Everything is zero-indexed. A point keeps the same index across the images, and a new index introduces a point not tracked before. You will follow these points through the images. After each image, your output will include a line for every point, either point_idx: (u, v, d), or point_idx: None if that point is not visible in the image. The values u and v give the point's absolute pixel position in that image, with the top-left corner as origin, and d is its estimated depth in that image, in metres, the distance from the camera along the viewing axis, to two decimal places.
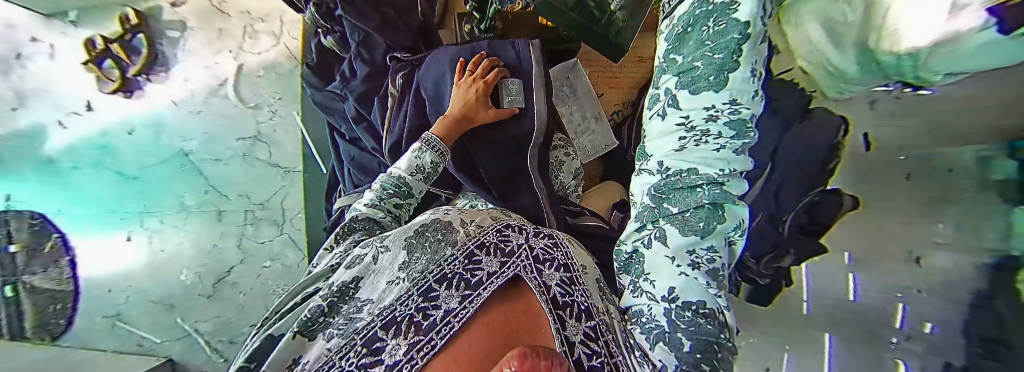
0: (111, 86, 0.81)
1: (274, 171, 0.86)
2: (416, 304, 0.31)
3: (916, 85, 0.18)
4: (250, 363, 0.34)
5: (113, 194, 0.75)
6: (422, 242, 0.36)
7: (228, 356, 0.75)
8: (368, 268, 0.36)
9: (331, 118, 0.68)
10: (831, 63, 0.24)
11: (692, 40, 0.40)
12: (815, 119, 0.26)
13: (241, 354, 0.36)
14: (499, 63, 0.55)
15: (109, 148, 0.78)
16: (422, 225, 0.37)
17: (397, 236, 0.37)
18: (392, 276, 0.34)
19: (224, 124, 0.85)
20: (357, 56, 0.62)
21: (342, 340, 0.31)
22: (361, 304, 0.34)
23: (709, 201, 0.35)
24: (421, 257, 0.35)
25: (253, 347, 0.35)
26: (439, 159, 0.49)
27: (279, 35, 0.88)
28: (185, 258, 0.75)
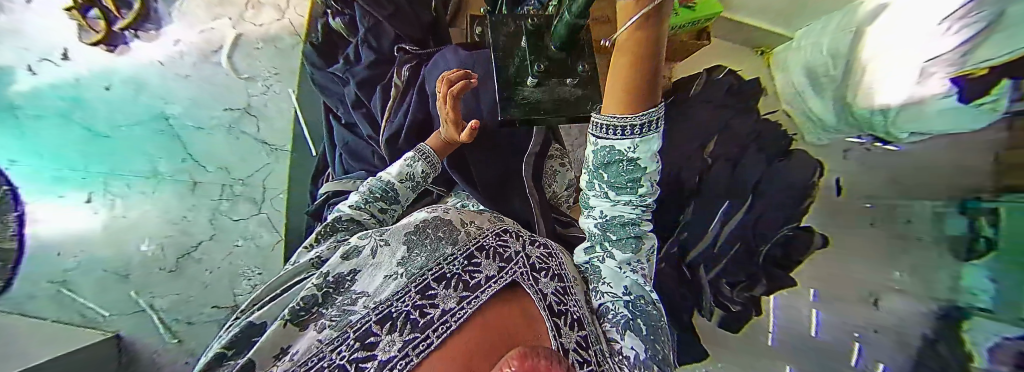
0: (93, 37, 0.76)
1: (259, 148, 0.83)
2: (414, 300, 0.30)
3: (886, 140, 0.20)
4: (228, 351, 0.32)
5: (80, 151, 0.70)
6: (422, 239, 0.35)
7: (182, 338, 0.70)
8: (364, 258, 0.35)
9: (327, 100, 0.66)
10: (811, 110, 0.28)
11: (609, 172, 0.35)
12: (796, 160, 0.28)
13: (213, 346, 0.33)
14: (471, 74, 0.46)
15: (81, 101, 0.73)
16: (422, 223, 0.37)
17: (398, 231, 0.36)
18: (389, 271, 0.33)
19: (213, 91, 0.82)
20: (364, 42, 0.61)
21: (333, 332, 0.30)
22: (354, 296, 0.32)
23: (636, 234, 0.37)
24: (420, 253, 0.34)
25: (237, 332, 0.33)
26: (430, 170, 0.49)
27: (284, 9, 0.88)
28: (151, 226, 0.71)
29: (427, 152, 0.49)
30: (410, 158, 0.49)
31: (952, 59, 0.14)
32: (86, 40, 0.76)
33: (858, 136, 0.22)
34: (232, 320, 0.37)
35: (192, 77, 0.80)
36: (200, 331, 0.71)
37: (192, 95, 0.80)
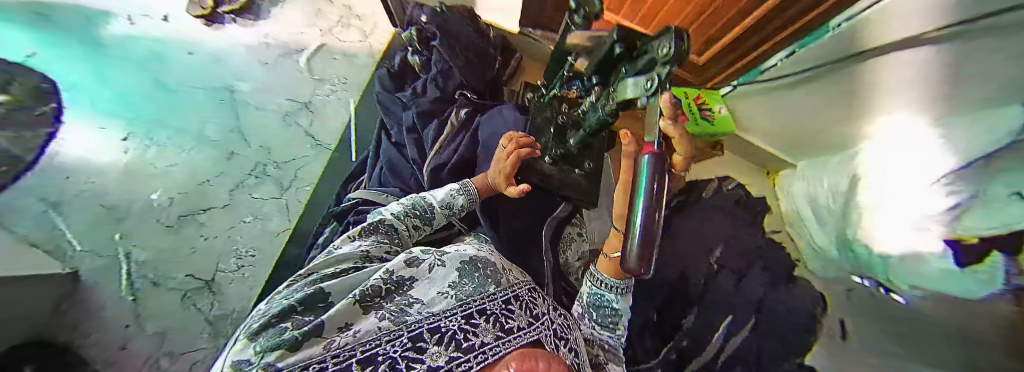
0: (199, 11, 0.89)
1: (305, 140, 0.86)
2: (463, 323, 0.30)
3: (887, 286, 0.20)
4: (291, 310, 0.29)
5: (141, 92, 0.77)
6: (477, 269, 0.37)
7: (139, 297, 0.64)
8: (421, 269, 0.36)
9: (385, 118, 0.72)
10: (815, 241, 0.28)
11: (596, 318, 0.43)
12: (799, 289, 0.29)
13: (257, 319, 0.29)
14: (528, 140, 0.50)
15: (161, 56, 0.82)
16: (478, 255, 0.39)
17: (455, 256, 0.38)
18: (443, 289, 0.34)
19: (280, 81, 0.89)
20: (433, 80, 0.68)
21: (381, 329, 0.29)
22: (406, 302, 0.32)
23: (618, 358, 0.41)
24: (470, 282, 0.35)
25: (301, 295, 0.31)
26: (467, 205, 0.51)
27: (369, 35, 0.98)
28: (173, 181, 0.73)
29: (470, 187, 0.51)
30: (454, 188, 0.51)
31: (946, 221, 0.16)
32: (192, 11, 0.89)
33: (861, 277, 0.23)
34: (274, 292, 0.33)
35: (267, 64, 0.89)
36: (164, 307, 0.65)
37: (259, 76, 0.87)
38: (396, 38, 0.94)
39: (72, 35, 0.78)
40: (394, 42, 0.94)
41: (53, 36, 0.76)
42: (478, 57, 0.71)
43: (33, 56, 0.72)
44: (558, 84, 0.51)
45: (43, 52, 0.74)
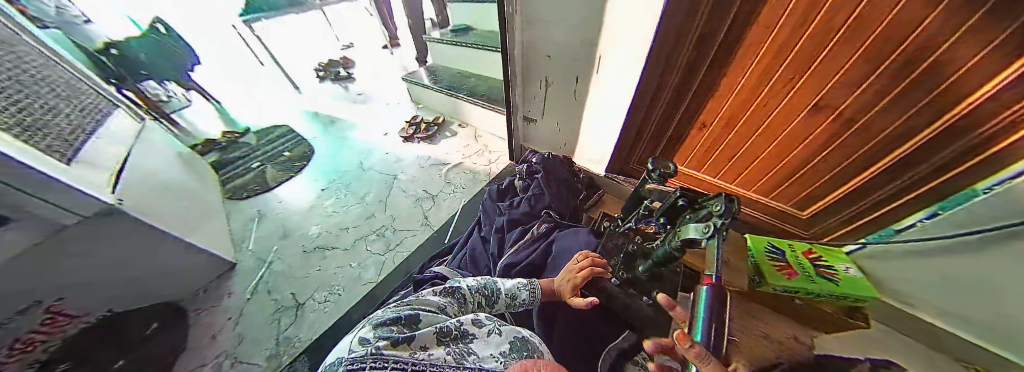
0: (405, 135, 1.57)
1: (419, 220, 1.16)
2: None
3: None
4: (391, 324, 0.35)
5: (360, 181, 1.37)
6: (525, 349, 0.38)
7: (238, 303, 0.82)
8: (482, 330, 0.39)
9: (482, 218, 0.94)
10: None
11: None
12: None
13: (369, 324, 0.35)
14: (600, 263, 0.56)
15: (377, 163, 1.46)
16: (528, 338, 0.41)
17: (510, 330, 0.41)
18: (494, 354, 0.36)
19: (425, 180, 1.34)
20: (527, 199, 0.90)
21: (445, 361, 0.32)
22: (466, 350, 0.35)
23: None
24: (518, 359, 0.36)
25: (399, 316, 0.37)
26: (529, 301, 0.54)
27: (493, 162, 1.39)
28: (339, 235, 1.13)
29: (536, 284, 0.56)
30: (521, 283, 0.56)
31: None
32: (401, 135, 1.58)
33: None
34: (376, 311, 0.39)
35: (422, 168, 1.40)
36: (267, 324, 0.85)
37: (412, 175, 1.37)
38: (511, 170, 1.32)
39: (353, 152, 1.54)
40: (508, 172, 1.31)
41: (348, 151, 1.54)
42: (567, 190, 0.92)
43: (339, 163, 1.48)
44: (632, 219, 0.63)
45: (342, 159, 1.50)
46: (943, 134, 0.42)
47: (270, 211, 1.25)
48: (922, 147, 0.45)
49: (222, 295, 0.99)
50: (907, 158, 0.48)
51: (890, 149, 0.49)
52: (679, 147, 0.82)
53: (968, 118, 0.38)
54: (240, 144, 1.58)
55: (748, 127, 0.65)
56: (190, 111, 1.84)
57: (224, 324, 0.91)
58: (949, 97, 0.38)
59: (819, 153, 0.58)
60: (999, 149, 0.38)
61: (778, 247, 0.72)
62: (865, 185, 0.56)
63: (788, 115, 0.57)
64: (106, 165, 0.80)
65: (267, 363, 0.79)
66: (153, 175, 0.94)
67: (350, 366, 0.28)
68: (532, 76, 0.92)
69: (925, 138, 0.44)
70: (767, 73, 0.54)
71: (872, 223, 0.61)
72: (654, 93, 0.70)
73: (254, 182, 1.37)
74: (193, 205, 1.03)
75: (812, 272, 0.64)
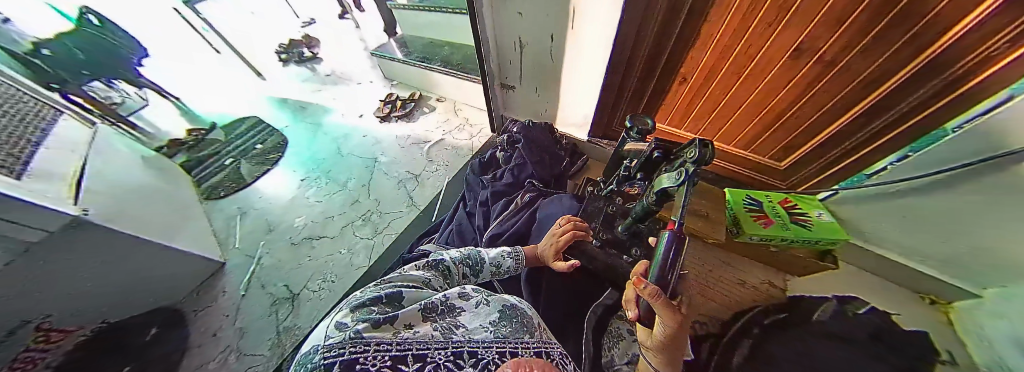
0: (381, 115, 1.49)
1: (406, 201, 1.14)
2: (498, 356, 0.30)
3: None
4: (372, 307, 0.33)
5: (340, 167, 1.33)
6: (516, 316, 0.38)
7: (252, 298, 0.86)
8: (470, 302, 0.38)
9: (466, 193, 0.92)
10: None
11: None
12: None
13: (345, 308, 0.32)
14: (579, 225, 0.56)
15: (356, 147, 1.40)
16: (518, 304, 0.41)
17: (498, 299, 0.41)
18: (484, 323, 0.35)
19: (406, 160, 1.30)
20: (509, 170, 0.89)
21: (433, 337, 0.30)
22: (454, 324, 0.34)
23: None
24: (508, 326, 0.36)
25: (380, 297, 0.35)
26: (513, 267, 0.55)
27: (475, 135, 1.34)
28: (325, 223, 1.12)
29: (519, 252, 0.58)
30: (506, 251, 0.58)
31: None
32: (378, 115, 1.50)
33: None
34: (352, 294, 0.36)
35: (403, 149, 1.35)
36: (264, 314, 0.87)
37: (394, 157, 1.32)
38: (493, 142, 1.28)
39: (329, 138, 1.46)
40: (490, 144, 1.27)
41: (324, 138, 1.47)
42: (550, 158, 0.93)
43: (316, 151, 1.42)
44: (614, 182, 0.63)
45: (319, 147, 1.43)
46: (923, 71, 0.41)
47: (251, 207, 1.22)
48: (900, 87, 0.44)
49: (217, 294, 0.99)
50: (890, 95, 0.46)
51: (868, 92, 0.49)
52: (659, 104, 0.80)
53: (948, 53, 0.37)
54: (208, 141, 1.48)
55: (729, 78, 0.62)
56: (150, 112, 1.69)
57: (224, 322, 0.92)
58: (937, 25, 0.36)
59: (798, 101, 0.57)
60: (979, 81, 0.37)
61: (756, 199, 0.74)
62: (841, 131, 0.57)
63: (769, 63, 0.54)
64: (63, 178, 0.74)
65: (271, 352, 0.83)
66: (119, 183, 0.88)
67: (327, 353, 0.24)
68: (505, 39, 0.85)
69: (903, 77, 0.43)
70: (747, 19, 0.50)
71: (845, 169, 0.62)
72: (630, 52, 0.66)
73: (229, 179, 1.31)
74: (169, 208, 0.98)
75: (786, 220, 0.67)
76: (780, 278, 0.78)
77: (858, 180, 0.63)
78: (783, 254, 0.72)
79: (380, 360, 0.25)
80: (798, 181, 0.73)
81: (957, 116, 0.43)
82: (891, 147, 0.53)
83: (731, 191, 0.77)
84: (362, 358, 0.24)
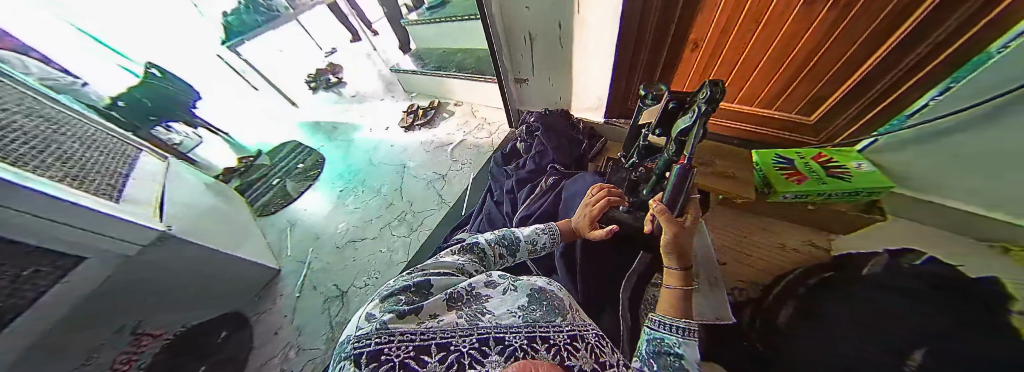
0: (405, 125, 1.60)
1: (435, 200, 1.22)
2: (526, 342, 0.30)
3: None
4: (399, 296, 0.34)
5: (373, 177, 1.43)
6: (545, 300, 0.37)
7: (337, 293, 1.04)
8: (497, 290, 0.38)
9: (493, 183, 0.99)
10: None
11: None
12: None
13: (376, 298, 0.35)
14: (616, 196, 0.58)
15: (385, 157, 1.51)
16: (547, 287, 0.40)
17: (526, 284, 0.39)
18: (511, 309, 0.35)
19: (432, 164, 1.38)
20: (531, 159, 0.94)
21: (457, 325, 0.31)
22: (479, 311, 0.34)
23: None
24: (537, 310, 0.35)
25: (408, 284, 0.36)
26: (550, 244, 0.58)
27: (493, 134, 1.41)
28: (365, 228, 1.22)
29: (553, 228, 0.60)
30: (540, 227, 0.61)
31: None
32: (402, 126, 1.61)
33: None
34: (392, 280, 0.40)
35: (427, 153, 1.44)
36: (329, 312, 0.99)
37: (420, 161, 1.42)
38: (511, 136, 1.34)
39: (360, 151, 1.59)
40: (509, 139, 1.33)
41: (355, 153, 1.60)
42: (568, 142, 0.96)
43: (350, 164, 1.54)
44: (636, 156, 0.65)
45: (353, 160, 1.56)
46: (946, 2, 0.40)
47: (299, 219, 1.35)
48: (926, 18, 0.43)
49: (275, 298, 1.10)
50: (917, 32, 0.45)
51: (897, 24, 0.47)
52: (676, 70, 0.82)
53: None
54: (257, 166, 1.66)
55: (742, 32, 0.63)
56: (203, 149, 1.90)
57: (283, 321, 1.02)
58: None
59: (826, 41, 0.56)
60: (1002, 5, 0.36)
61: (785, 157, 0.74)
62: (871, 73, 0.54)
63: (786, 8, 0.54)
64: (150, 200, 0.88)
65: (327, 345, 0.91)
66: (192, 204, 1.02)
67: (359, 343, 0.27)
68: (514, 35, 0.92)
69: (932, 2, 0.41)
70: None
71: (884, 111, 0.60)
72: (637, 24, 0.69)
73: (277, 197, 1.46)
74: (232, 224, 1.11)
75: (822, 175, 0.66)
76: (822, 238, 0.75)
77: (899, 122, 0.59)
78: (821, 212, 0.72)
79: (404, 352, 0.27)
80: (832, 133, 0.71)
81: (989, 45, 0.41)
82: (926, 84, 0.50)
83: (758, 152, 0.77)
84: (387, 349, 0.26)
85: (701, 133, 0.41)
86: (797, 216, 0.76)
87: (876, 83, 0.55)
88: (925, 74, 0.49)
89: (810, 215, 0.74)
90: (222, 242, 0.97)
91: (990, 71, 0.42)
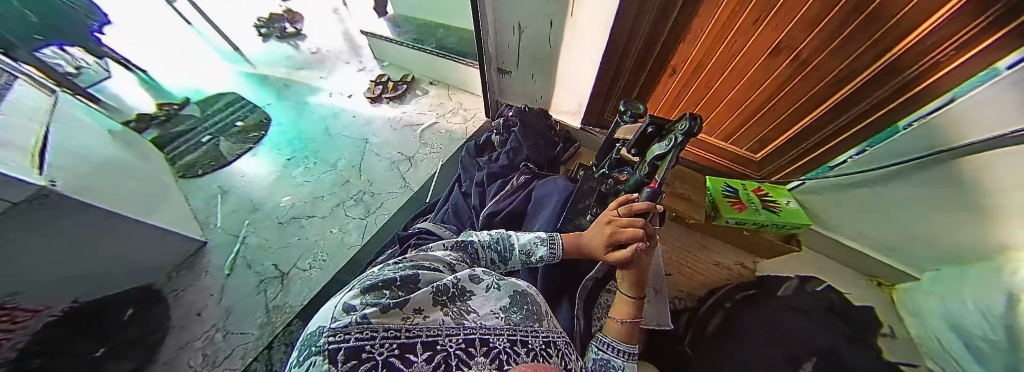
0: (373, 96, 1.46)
1: (399, 183, 1.15)
2: (511, 346, 0.24)
3: None
4: (387, 291, 0.24)
5: (332, 148, 1.29)
6: (526, 303, 0.31)
7: (276, 275, 0.94)
8: (480, 286, 0.30)
9: (462, 173, 0.95)
10: None
11: None
12: None
13: (351, 290, 0.24)
14: (648, 208, 0.43)
15: (346, 127, 1.37)
16: (527, 291, 0.34)
17: (511, 284, 0.33)
18: (495, 309, 0.28)
19: (399, 143, 1.29)
20: (506, 153, 0.91)
21: (443, 323, 0.23)
22: (464, 308, 0.26)
23: None
24: (518, 313, 0.29)
25: (397, 276, 0.26)
26: (546, 259, 0.46)
27: (468, 120, 1.35)
28: (315, 204, 1.11)
29: (556, 240, 0.48)
30: (540, 237, 0.48)
31: None
32: (368, 96, 1.46)
33: None
34: (371, 271, 0.29)
35: (395, 131, 1.33)
36: (266, 295, 0.89)
37: (386, 139, 1.31)
38: (486, 126, 1.29)
39: (317, 117, 1.42)
40: (484, 129, 1.29)
41: (312, 117, 1.42)
42: (543, 143, 0.97)
43: (304, 130, 1.37)
44: (607, 165, 0.67)
45: (308, 126, 1.39)
46: (880, 74, 0.48)
47: (234, 186, 1.18)
48: (866, 85, 0.51)
49: (199, 274, 0.96)
50: (850, 96, 0.54)
51: (837, 87, 0.55)
52: (653, 89, 0.83)
53: (907, 55, 0.43)
54: (183, 116, 1.39)
55: (708, 78, 0.70)
56: (109, 83, 1.54)
57: (208, 301, 0.90)
58: (893, 34, 0.43)
59: (777, 92, 0.63)
60: (929, 84, 0.45)
61: (733, 186, 0.82)
62: (816, 122, 0.63)
63: (753, 57, 0.60)
64: (25, 146, 0.64)
65: (261, 330, 0.82)
66: (88, 155, 0.80)
67: (332, 337, 0.17)
68: (504, 22, 0.85)
69: (870, 73, 0.49)
70: (728, 25, 0.58)
71: (813, 161, 0.71)
72: (628, 33, 0.67)
73: (207, 158, 1.25)
74: (146, 186, 0.92)
75: (757, 205, 0.76)
76: (751, 260, 0.87)
77: (821, 171, 0.72)
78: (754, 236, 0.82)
79: (386, 348, 0.18)
80: (771, 171, 0.81)
81: (910, 114, 0.51)
82: (851, 143, 0.62)
83: (712, 179, 0.84)
84: (368, 345, 0.17)
85: (675, 159, 0.44)
86: (736, 237, 0.85)
87: (812, 134, 0.66)
88: (861, 127, 0.58)
89: (749, 236, 0.83)
90: (132, 207, 0.79)
91: (913, 138, 0.53)
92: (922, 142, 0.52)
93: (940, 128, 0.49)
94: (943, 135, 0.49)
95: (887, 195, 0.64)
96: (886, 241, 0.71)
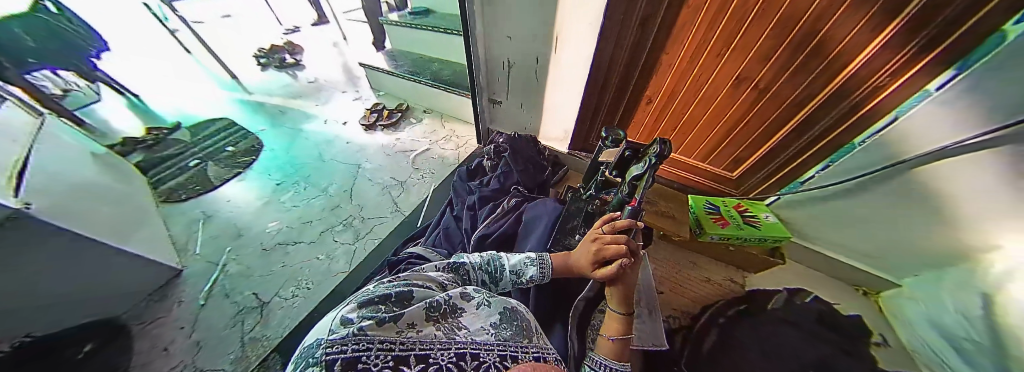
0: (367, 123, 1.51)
1: (389, 208, 1.15)
2: (501, 360, 0.25)
3: None
4: (382, 306, 0.25)
5: (324, 172, 1.30)
6: (516, 320, 0.32)
7: (255, 305, 0.89)
8: (471, 303, 0.31)
9: (454, 197, 0.97)
10: None
11: None
12: None
13: (346, 305, 0.25)
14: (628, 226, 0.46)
15: (339, 153, 1.39)
16: (517, 308, 0.35)
17: (501, 301, 0.34)
18: (485, 325, 0.29)
19: (392, 167, 1.31)
20: (497, 177, 0.95)
21: (435, 337, 0.25)
22: (456, 325, 0.27)
23: None
24: (508, 329, 0.30)
25: (392, 292, 0.28)
26: (538, 278, 0.48)
27: (461, 147, 1.40)
28: (302, 229, 1.08)
29: (546, 259, 0.49)
30: (530, 258, 0.49)
31: None
32: (363, 123, 1.51)
33: None
34: (366, 288, 0.30)
35: (388, 157, 1.36)
36: (243, 327, 0.84)
37: (378, 164, 1.33)
38: (478, 152, 1.34)
39: (311, 143, 1.44)
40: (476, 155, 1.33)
41: (306, 143, 1.44)
42: (533, 167, 1.02)
43: (297, 155, 1.38)
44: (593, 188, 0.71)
45: (301, 151, 1.40)
46: (831, 97, 0.56)
47: (218, 211, 1.15)
48: (822, 106, 0.59)
49: (169, 305, 0.90)
50: (810, 116, 0.62)
51: (797, 109, 0.63)
52: (632, 117, 0.90)
53: (856, 78, 0.51)
54: (171, 141, 1.38)
55: (681, 105, 0.78)
56: (98, 107, 1.53)
57: (177, 335, 0.83)
58: (838, 60, 0.52)
59: (745, 115, 0.71)
60: (874, 103, 0.53)
61: (714, 204, 0.87)
62: (782, 142, 0.70)
63: (719, 86, 0.68)
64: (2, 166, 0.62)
65: (233, 366, 0.76)
66: (68, 177, 0.78)
67: (329, 347, 0.18)
68: (495, 58, 0.93)
69: (823, 97, 0.57)
70: (694, 59, 0.67)
71: (785, 177, 0.77)
72: (607, 66, 0.75)
73: (192, 182, 1.23)
74: (125, 210, 0.89)
75: (739, 221, 0.80)
76: (741, 275, 0.89)
77: (794, 186, 0.78)
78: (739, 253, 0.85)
79: (381, 360, 0.19)
80: (749, 187, 0.87)
81: (864, 131, 0.58)
82: (816, 160, 0.69)
83: (694, 197, 0.90)
84: (364, 356, 0.18)
85: (650, 180, 0.48)
86: (723, 254, 0.88)
87: (780, 153, 0.72)
88: (823, 146, 0.65)
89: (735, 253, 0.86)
90: (107, 231, 0.76)
91: (869, 152, 0.59)
92: (878, 156, 0.59)
93: (892, 141, 0.55)
94: (896, 148, 0.55)
95: (853, 207, 0.69)
96: (862, 250, 0.76)
